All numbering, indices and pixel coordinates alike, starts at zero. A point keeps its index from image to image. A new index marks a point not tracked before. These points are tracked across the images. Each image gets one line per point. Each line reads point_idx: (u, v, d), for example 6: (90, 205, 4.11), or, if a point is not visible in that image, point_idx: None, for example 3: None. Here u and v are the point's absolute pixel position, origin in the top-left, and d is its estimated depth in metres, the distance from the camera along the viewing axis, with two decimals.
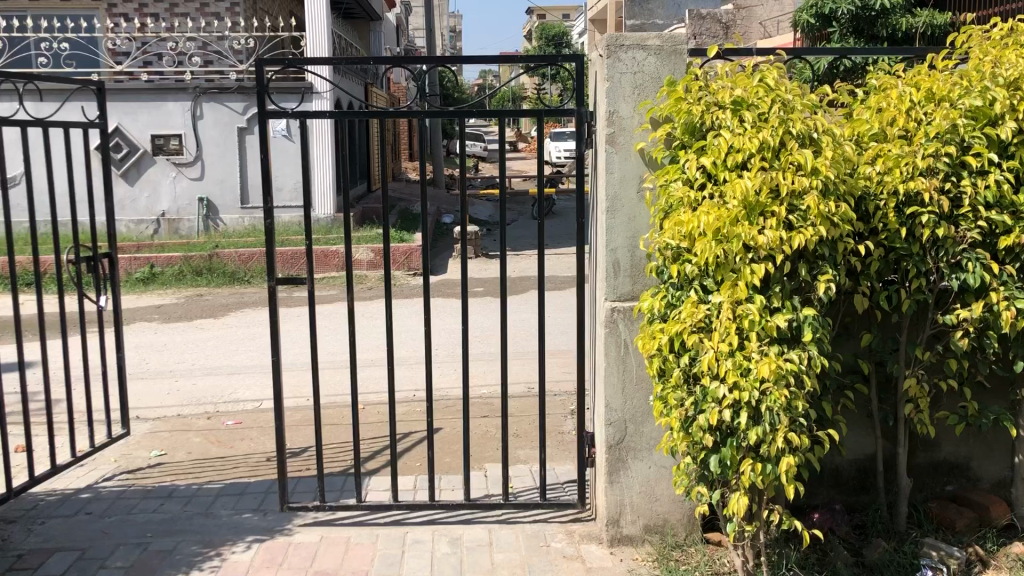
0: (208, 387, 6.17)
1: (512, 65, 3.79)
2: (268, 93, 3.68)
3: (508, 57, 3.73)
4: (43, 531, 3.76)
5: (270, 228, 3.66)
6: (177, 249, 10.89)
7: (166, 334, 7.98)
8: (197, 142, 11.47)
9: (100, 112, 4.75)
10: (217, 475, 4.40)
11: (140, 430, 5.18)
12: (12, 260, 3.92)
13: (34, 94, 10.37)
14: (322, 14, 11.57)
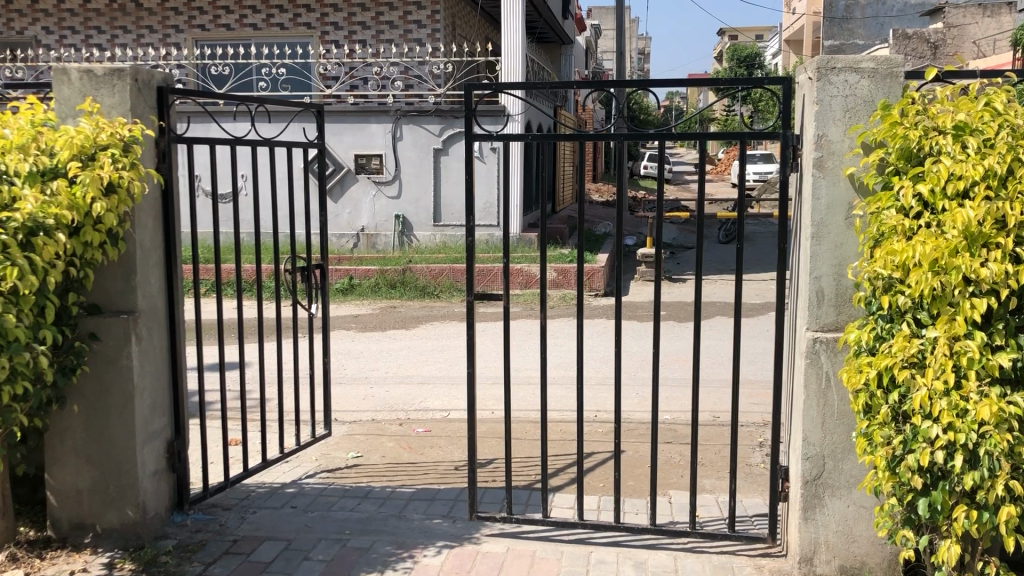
0: (401, 395, 6.46)
1: (703, 87, 3.72)
2: (475, 117, 3.81)
3: (698, 79, 3.67)
4: (254, 520, 4.06)
5: (472, 245, 3.79)
6: (374, 262, 11.48)
7: (363, 342, 8.43)
8: (396, 162, 12.05)
9: (318, 133, 5.05)
10: (409, 480, 4.59)
11: (339, 432, 5.49)
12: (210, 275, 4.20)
13: (263, 116, 11.27)
14: (517, 41, 11.88)
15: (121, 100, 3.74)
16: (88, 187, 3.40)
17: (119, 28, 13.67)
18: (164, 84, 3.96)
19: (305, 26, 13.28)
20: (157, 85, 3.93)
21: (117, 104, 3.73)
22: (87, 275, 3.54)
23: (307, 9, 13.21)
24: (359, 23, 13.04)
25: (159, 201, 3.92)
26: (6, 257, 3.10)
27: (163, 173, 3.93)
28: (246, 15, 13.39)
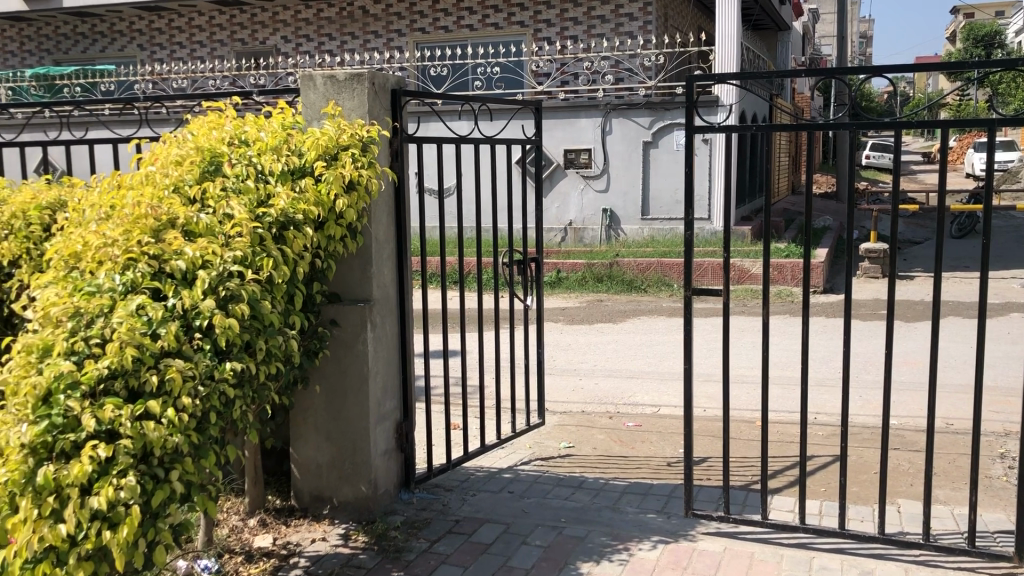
0: (611, 389, 6.49)
1: (934, 72, 3.48)
2: (696, 109, 3.76)
3: (928, 65, 3.44)
4: (474, 502, 4.23)
5: (690, 239, 3.74)
6: (581, 256, 11.60)
7: (573, 335, 8.54)
8: (604, 156, 12.09)
9: (536, 130, 5.16)
10: (621, 473, 4.62)
11: (550, 422, 5.61)
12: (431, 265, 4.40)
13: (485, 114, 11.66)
14: (732, 31, 11.60)
15: (360, 103, 4.00)
16: (331, 185, 3.68)
17: (348, 34, 14.58)
18: (397, 86, 4.20)
19: (519, 24, 13.58)
20: (391, 88, 4.18)
21: (356, 106, 4.00)
22: (330, 266, 3.84)
23: (521, 8, 13.51)
24: (571, 19, 13.20)
25: (392, 197, 4.17)
26: (262, 249, 3.41)
27: (396, 170, 4.17)
28: (463, 16, 13.89)
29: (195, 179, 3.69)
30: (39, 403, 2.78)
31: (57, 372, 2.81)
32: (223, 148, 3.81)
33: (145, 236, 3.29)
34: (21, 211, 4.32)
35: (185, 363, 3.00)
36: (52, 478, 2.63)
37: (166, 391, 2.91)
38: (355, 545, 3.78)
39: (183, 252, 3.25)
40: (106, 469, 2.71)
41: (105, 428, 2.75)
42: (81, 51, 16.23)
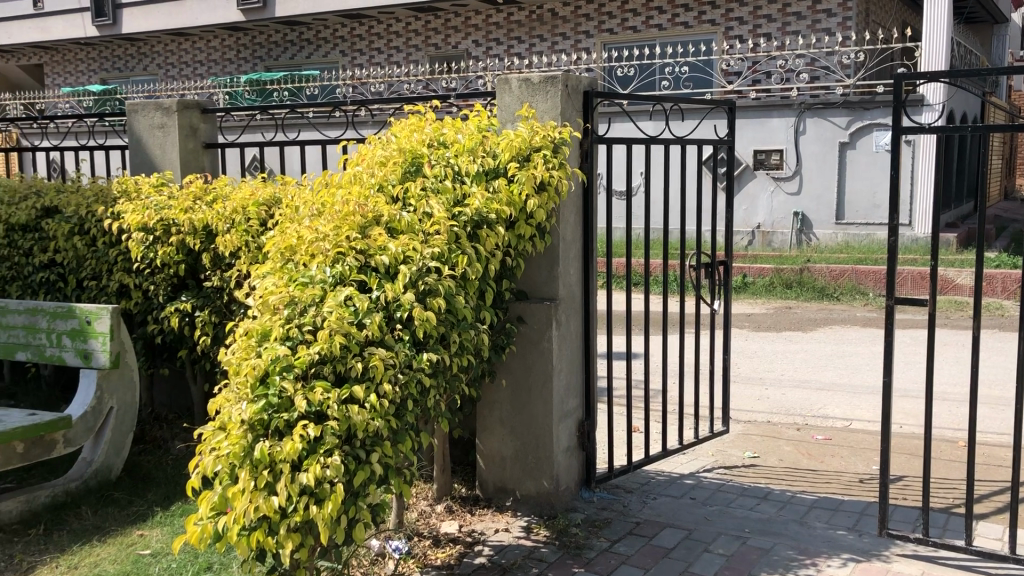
0: (799, 400, 6.26)
1: None
2: (904, 110, 3.57)
3: None
4: (655, 505, 4.21)
5: (894, 245, 3.57)
6: (770, 261, 11.29)
7: (759, 342, 8.30)
8: (797, 156, 11.67)
9: (728, 130, 5.06)
10: (810, 487, 4.46)
11: (734, 430, 5.49)
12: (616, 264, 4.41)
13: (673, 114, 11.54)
14: (942, 19, 10.90)
15: (553, 105, 4.07)
16: (524, 185, 3.77)
17: (537, 37, 14.82)
18: (590, 88, 4.24)
19: (709, 23, 13.34)
20: (584, 89, 4.22)
21: (550, 108, 4.08)
22: (519, 264, 3.93)
23: (712, 6, 13.26)
24: (764, 16, 12.84)
25: (581, 197, 4.22)
26: (457, 247, 3.55)
27: (586, 171, 4.21)
28: (652, 16, 13.79)
29: (397, 179, 3.88)
30: (257, 382, 3.04)
31: (275, 355, 3.05)
32: (424, 149, 3.99)
33: (352, 231, 3.50)
34: (241, 207, 4.70)
35: (386, 352, 3.18)
36: (267, 453, 2.86)
37: (369, 377, 3.10)
38: (537, 538, 3.86)
39: (387, 248, 3.44)
40: (314, 447, 2.90)
41: (314, 409, 2.96)
42: (290, 57, 17.34)
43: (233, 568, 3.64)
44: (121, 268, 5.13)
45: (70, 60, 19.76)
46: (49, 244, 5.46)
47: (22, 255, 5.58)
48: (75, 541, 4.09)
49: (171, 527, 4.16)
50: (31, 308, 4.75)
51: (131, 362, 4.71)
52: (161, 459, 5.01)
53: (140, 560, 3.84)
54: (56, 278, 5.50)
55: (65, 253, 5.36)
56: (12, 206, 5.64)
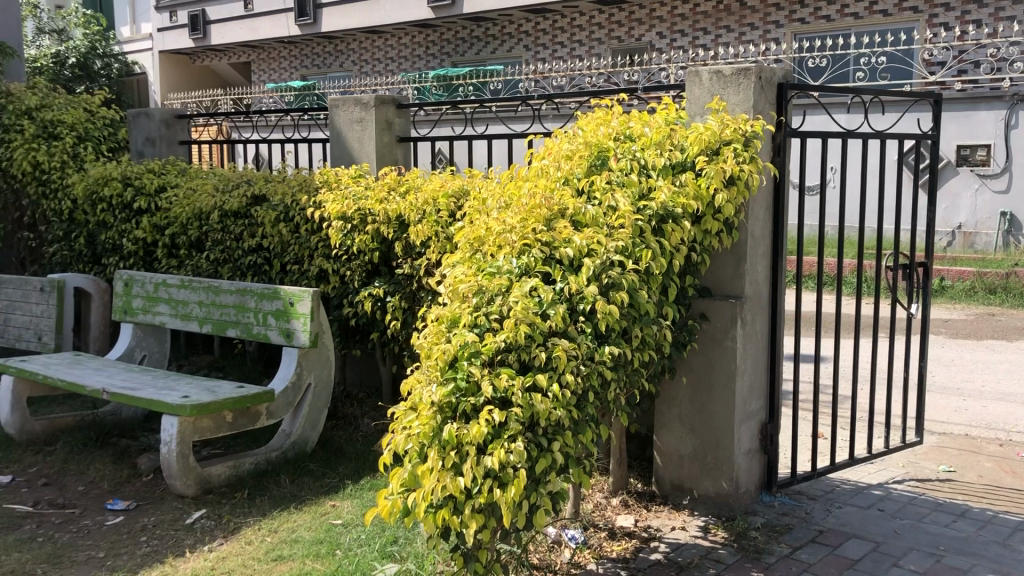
0: (1003, 414, 5.84)
1: None
2: None
3: None
4: (840, 514, 4.05)
5: None
6: (971, 264, 10.60)
7: (956, 350, 7.80)
8: (1007, 152, 10.83)
9: (933, 124, 4.77)
10: (1013, 507, 4.16)
11: (928, 442, 5.19)
12: (805, 262, 4.26)
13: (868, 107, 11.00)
14: None
15: (745, 98, 3.98)
16: (712, 179, 3.71)
17: (723, 28, 14.48)
18: (784, 80, 4.12)
19: (911, 10, 12.59)
20: (778, 82, 4.11)
21: (741, 101, 3.99)
22: (704, 260, 3.87)
23: None
24: (974, 2, 11.98)
25: (770, 193, 4.10)
26: (642, 241, 3.55)
27: (777, 165, 4.09)
28: (848, 4, 13.17)
29: (583, 172, 3.91)
30: (447, 366, 3.16)
31: (463, 341, 3.16)
32: (610, 143, 4.00)
33: (538, 224, 3.56)
34: (432, 198, 4.88)
35: (570, 342, 3.22)
36: (454, 435, 2.97)
37: (552, 367, 3.15)
38: (715, 539, 3.80)
39: (572, 240, 3.48)
40: (499, 433, 2.99)
41: (499, 395, 3.05)
42: (475, 53, 17.76)
43: (417, 543, 3.81)
44: (321, 254, 5.47)
45: (274, 58, 21.09)
46: (257, 229, 5.89)
47: (234, 240, 6.06)
48: (274, 507, 4.41)
49: (360, 500, 4.39)
50: (242, 288, 5.14)
51: (328, 342, 5.01)
52: (351, 435, 5.30)
53: (332, 529, 4.08)
54: (262, 261, 5.93)
55: (271, 238, 5.76)
56: (225, 194, 6.12)
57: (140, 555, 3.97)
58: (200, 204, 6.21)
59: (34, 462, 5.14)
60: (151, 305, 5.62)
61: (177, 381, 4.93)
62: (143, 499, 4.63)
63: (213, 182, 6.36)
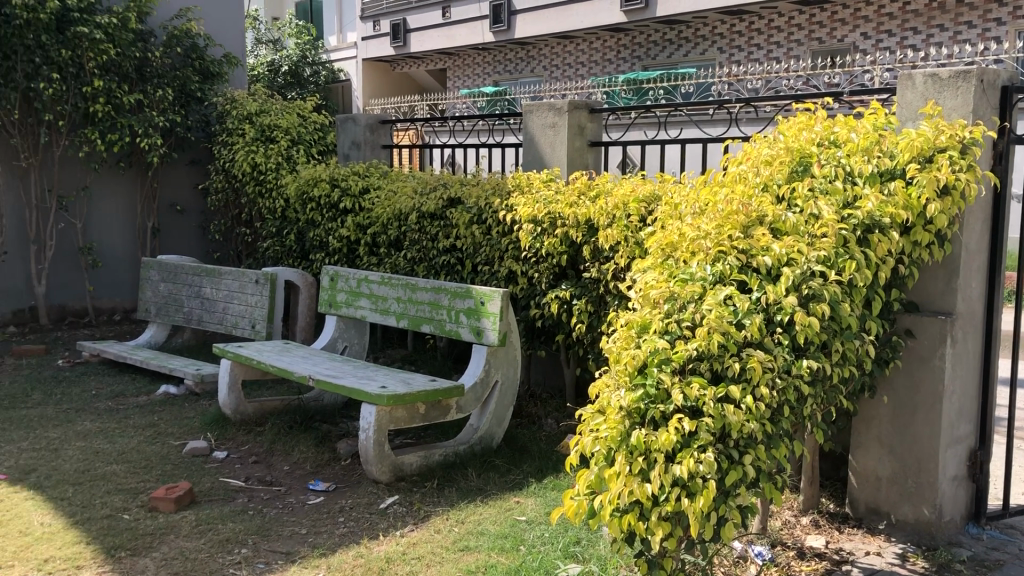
0: None
1: None
2: None
3: None
4: None
5: None
6: None
7: None
8: None
9: None
10: None
11: None
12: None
13: None
14: None
15: (964, 102, 3.75)
16: (924, 188, 3.52)
17: (936, 27, 13.59)
18: (1010, 83, 3.84)
19: None
20: (1002, 85, 3.83)
21: (959, 105, 3.76)
22: (913, 273, 3.67)
23: None
24: None
25: (990, 204, 3.84)
26: (845, 252, 3.40)
27: (998, 175, 3.82)
28: None
29: (783, 179, 3.80)
30: (636, 372, 3.17)
31: (654, 347, 3.16)
32: (812, 149, 3.86)
33: (735, 231, 3.50)
34: (623, 203, 4.89)
35: (765, 354, 3.14)
36: (642, 441, 2.97)
37: (746, 378, 3.08)
38: (914, 569, 3.59)
39: (770, 248, 3.39)
40: (688, 441, 2.96)
41: (690, 404, 3.02)
42: (667, 56, 17.58)
43: (600, 546, 3.84)
44: (510, 256, 5.60)
45: (468, 65, 21.75)
46: (451, 231, 6.11)
47: (429, 240, 6.33)
48: (462, 499, 4.56)
49: (544, 499, 4.47)
50: (437, 286, 5.34)
51: (515, 342, 5.13)
52: (535, 434, 5.41)
53: (517, 524, 4.18)
54: (455, 261, 6.15)
55: (464, 239, 5.96)
56: (424, 196, 6.41)
57: (338, 534, 4.21)
58: (401, 205, 6.53)
59: (246, 440, 5.57)
60: (352, 299, 5.96)
61: (375, 372, 5.20)
62: (341, 482, 4.92)
63: (413, 184, 6.67)
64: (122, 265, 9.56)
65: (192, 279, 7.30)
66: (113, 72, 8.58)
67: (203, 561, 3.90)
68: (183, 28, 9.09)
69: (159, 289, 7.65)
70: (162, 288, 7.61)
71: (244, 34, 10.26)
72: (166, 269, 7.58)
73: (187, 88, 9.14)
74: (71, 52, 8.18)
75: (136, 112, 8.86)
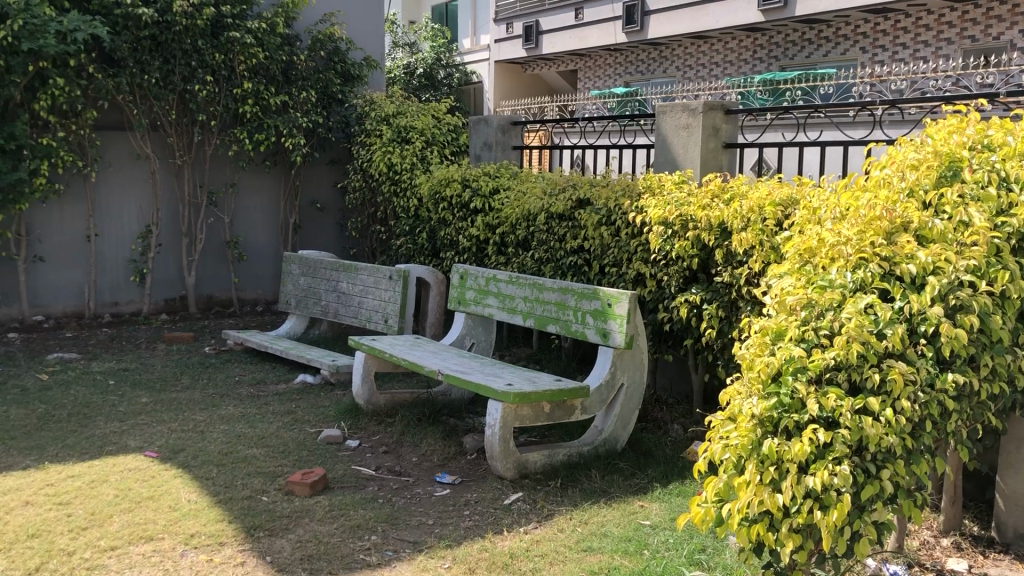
0: None
1: None
2: None
3: None
4: None
5: None
6: None
7: None
8: None
9: None
10: None
11: None
12: None
13: None
14: None
15: None
16: None
17: None
18: None
19: None
20: None
21: None
22: None
23: None
24: None
25: None
26: (998, 262, 3.23)
27: None
28: None
29: (931, 184, 3.63)
30: (769, 380, 3.11)
31: (789, 355, 3.09)
32: (963, 152, 3.67)
33: (878, 237, 3.37)
34: (758, 206, 4.80)
35: (908, 366, 3.02)
36: (775, 451, 2.92)
37: (886, 391, 2.97)
38: None
39: (916, 256, 3.26)
40: (823, 453, 2.88)
41: (826, 415, 2.94)
42: (806, 57, 17.01)
43: (726, 555, 3.78)
44: (639, 258, 5.57)
45: (600, 66, 21.70)
46: (580, 232, 6.13)
47: (557, 240, 6.36)
48: (585, 500, 4.58)
49: (669, 504, 4.43)
50: (564, 287, 5.37)
51: (642, 345, 5.11)
52: (661, 439, 5.37)
53: (641, 528, 4.16)
54: (582, 262, 6.16)
55: (592, 240, 5.97)
56: (553, 197, 6.45)
57: (463, 527, 4.30)
58: (530, 205, 6.60)
59: (376, 431, 5.75)
60: (481, 297, 6.06)
61: (502, 369, 5.28)
62: (467, 476, 5.01)
63: (543, 184, 6.72)
64: (265, 258, 10.04)
65: (329, 274, 7.59)
66: (261, 75, 9.01)
67: (335, 545, 4.06)
68: (327, 32, 9.46)
69: (298, 283, 8.00)
70: (302, 281, 7.95)
71: (383, 38, 10.59)
72: (306, 263, 7.92)
73: (329, 91, 9.51)
74: (224, 56, 8.66)
75: (281, 113, 9.29)
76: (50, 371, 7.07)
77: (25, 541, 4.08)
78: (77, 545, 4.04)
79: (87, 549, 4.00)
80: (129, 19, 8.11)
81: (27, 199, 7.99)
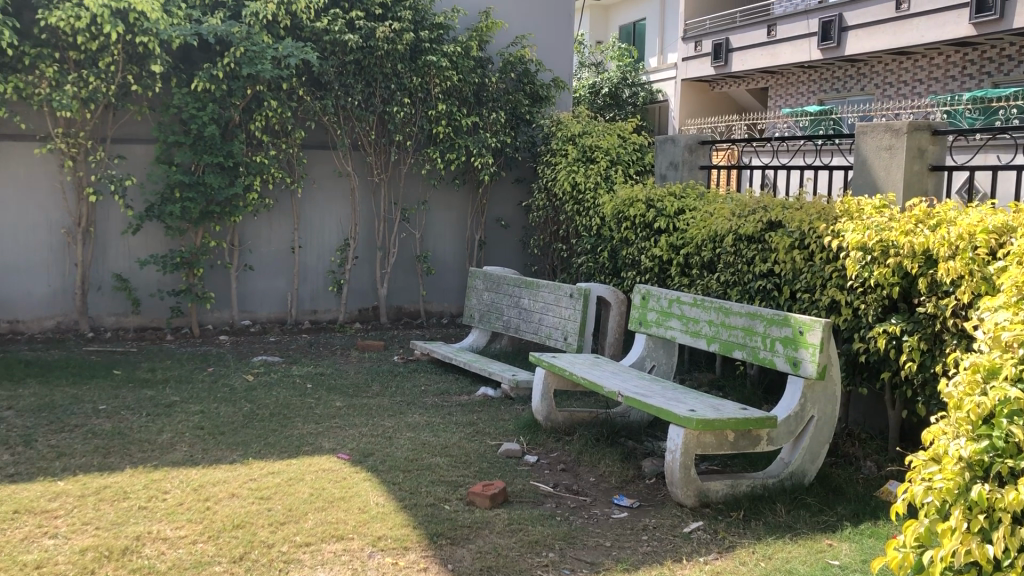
0: None
1: None
2: None
3: None
4: None
5: None
6: None
7: None
8: None
9: None
10: None
11: None
12: None
13: None
14: None
15: None
16: None
17: None
18: None
19: None
20: None
21: None
22: None
23: None
24: None
25: None
26: None
27: None
28: None
29: None
30: (980, 422, 2.87)
31: (1004, 396, 2.83)
32: None
33: None
34: (968, 233, 4.47)
35: None
36: (986, 498, 2.67)
37: None
38: None
39: None
40: None
41: None
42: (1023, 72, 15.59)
43: None
44: (834, 285, 5.33)
45: (793, 83, 21.00)
46: (769, 255, 5.95)
47: (745, 263, 6.21)
48: (769, 534, 4.42)
49: (860, 545, 4.20)
50: (753, 312, 5.21)
51: (835, 376, 4.89)
52: (851, 476, 5.11)
53: (829, 568, 3.96)
54: (772, 287, 5.97)
55: (783, 264, 5.77)
56: (742, 218, 6.30)
57: (641, 552, 4.25)
58: (717, 227, 6.48)
59: (555, 447, 5.80)
60: (664, 319, 5.98)
61: (685, 394, 5.18)
62: (646, 500, 4.96)
63: (731, 206, 6.57)
64: (451, 272, 10.37)
65: (512, 290, 7.73)
66: (454, 97, 9.34)
67: (513, 559, 4.12)
68: (517, 54, 9.68)
69: (482, 297, 8.21)
70: (486, 296, 8.16)
71: (572, 58, 10.72)
72: (490, 279, 8.12)
73: (518, 111, 9.72)
74: (420, 79, 9.05)
75: (472, 133, 9.58)
76: (255, 373, 7.60)
77: (231, 530, 4.39)
78: (277, 538, 4.31)
79: (285, 542, 4.26)
80: (336, 44, 8.64)
81: (241, 213, 8.64)
